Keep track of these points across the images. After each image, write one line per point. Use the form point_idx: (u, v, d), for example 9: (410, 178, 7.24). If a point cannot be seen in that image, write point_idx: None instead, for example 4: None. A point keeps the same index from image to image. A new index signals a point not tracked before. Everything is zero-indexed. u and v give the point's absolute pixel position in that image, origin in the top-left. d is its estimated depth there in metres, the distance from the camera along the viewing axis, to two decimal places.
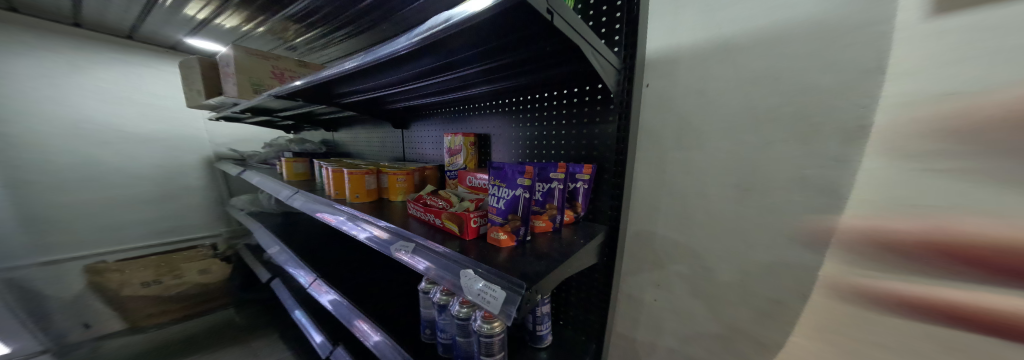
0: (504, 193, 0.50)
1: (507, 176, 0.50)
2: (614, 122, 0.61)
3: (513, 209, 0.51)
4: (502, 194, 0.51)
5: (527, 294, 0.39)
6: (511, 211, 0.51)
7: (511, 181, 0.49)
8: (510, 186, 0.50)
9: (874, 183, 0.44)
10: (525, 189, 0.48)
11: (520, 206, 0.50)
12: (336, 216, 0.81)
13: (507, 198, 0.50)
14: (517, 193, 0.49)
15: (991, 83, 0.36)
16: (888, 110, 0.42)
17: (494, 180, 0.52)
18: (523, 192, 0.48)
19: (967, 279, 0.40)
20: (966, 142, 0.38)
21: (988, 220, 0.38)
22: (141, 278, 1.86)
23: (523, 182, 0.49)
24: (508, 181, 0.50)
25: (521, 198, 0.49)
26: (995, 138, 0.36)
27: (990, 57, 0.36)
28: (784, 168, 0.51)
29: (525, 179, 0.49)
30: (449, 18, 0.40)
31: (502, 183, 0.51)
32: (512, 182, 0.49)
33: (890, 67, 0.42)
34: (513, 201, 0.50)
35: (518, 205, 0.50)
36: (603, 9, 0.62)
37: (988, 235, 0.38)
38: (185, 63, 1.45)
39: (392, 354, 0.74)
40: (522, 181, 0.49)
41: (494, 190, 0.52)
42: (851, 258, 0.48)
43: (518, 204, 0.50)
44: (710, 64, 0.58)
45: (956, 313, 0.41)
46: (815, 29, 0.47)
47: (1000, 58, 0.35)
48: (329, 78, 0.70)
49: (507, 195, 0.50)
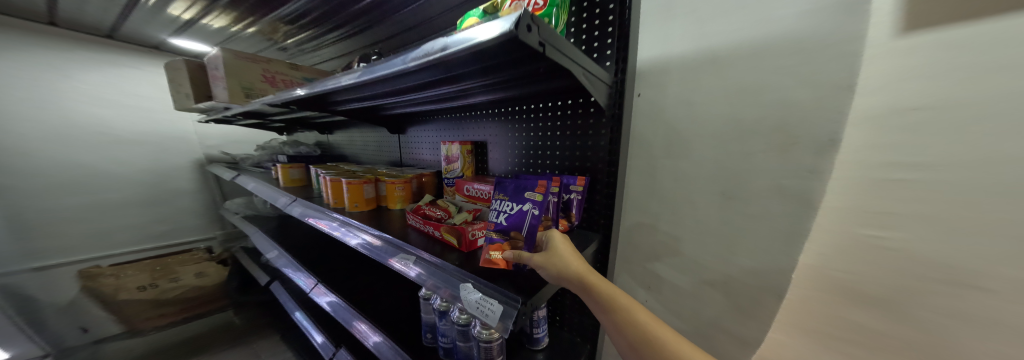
0: (507, 207, 0.54)
1: (518, 191, 0.53)
2: (606, 135, 0.64)
3: (517, 226, 0.51)
4: (508, 207, 0.54)
5: (522, 308, 0.43)
6: (515, 227, 0.51)
7: (523, 195, 0.52)
8: (517, 200, 0.52)
9: (844, 192, 0.47)
10: (536, 204, 0.49)
11: (526, 222, 0.50)
12: (329, 222, 0.83)
13: (513, 212, 0.53)
14: (524, 207, 0.51)
15: (948, 100, 0.39)
16: (857, 126, 0.45)
17: (500, 194, 0.56)
18: (533, 208, 0.50)
19: (927, 280, 0.44)
20: (926, 154, 0.42)
21: (941, 226, 0.42)
22: (135, 282, 1.71)
23: (534, 195, 0.50)
24: (517, 194, 0.53)
25: (528, 213, 0.50)
26: (950, 149, 0.40)
27: (952, 75, 0.39)
28: (763, 178, 0.54)
29: (537, 194, 0.50)
30: (446, 46, 0.42)
31: (510, 196, 0.54)
32: (522, 196, 0.52)
33: (860, 85, 0.45)
34: (518, 216, 0.52)
35: (524, 222, 0.51)
36: (595, 23, 0.63)
37: (946, 239, 0.42)
38: (171, 65, 1.41)
39: (391, 354, 0.78)
40: (533, 194, 0.50)
41: (501, 202, 0.55)
42: (826, 261, 0.51)
43: (524, 219, 0.51)
44: (698, 76, 0.60)
45: (918, 308, 0.45)
46: (797, 45, 0.49)
47: (959, 78, 0.39)
48: (326, 90, 0.71)
49: (513, 209, 0.53)
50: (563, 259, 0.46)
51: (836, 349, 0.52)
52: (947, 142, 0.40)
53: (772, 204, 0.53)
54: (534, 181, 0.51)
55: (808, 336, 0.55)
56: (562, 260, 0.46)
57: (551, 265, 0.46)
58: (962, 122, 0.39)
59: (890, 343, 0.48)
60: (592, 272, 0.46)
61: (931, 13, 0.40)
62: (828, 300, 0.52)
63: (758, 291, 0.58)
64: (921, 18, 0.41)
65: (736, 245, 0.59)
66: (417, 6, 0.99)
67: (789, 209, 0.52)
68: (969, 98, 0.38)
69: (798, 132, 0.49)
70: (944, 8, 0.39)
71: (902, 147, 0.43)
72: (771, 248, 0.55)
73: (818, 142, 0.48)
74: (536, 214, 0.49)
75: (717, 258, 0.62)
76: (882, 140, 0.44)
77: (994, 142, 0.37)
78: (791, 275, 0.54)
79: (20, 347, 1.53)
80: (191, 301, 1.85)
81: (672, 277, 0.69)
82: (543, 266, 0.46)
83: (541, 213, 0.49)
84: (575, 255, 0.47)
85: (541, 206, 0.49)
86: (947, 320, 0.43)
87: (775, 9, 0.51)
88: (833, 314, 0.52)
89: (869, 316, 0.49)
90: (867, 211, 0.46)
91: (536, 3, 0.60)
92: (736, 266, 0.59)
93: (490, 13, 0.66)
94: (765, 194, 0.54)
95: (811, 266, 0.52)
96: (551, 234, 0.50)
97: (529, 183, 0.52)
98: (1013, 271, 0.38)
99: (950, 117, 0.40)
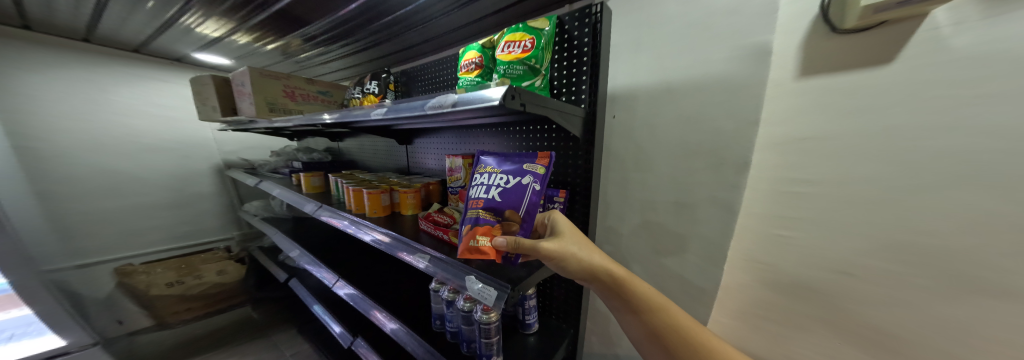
0: (506, 179, 0.63)
1: (520, 168, 0.63)
2: (582, 156, 0.77)
3: (517, 205, 0.60)
4: (507, 182, 0.63)
5: (511, 292, 0.57)
6: (514, 206, 0.60)
7: (526, 169, 0.62)
8: (519, 174, 0.62)
9: (761, 201, 0.62)
10: (538, 178, 0.60)
11: (525, 199, 0.59)
12: (339, 220, 1.03)
13: (512, 185, 0.62)
14: (525, 181, 0.61)
15: (823, 132, 0.53)
16: (764, 149, 0.60)
17: (497, 168, 0.66)
18: (534, 183, 0.60)
19: (821, 271, 0.57)
20: (812, 173, 0.55)
21: (825, 228, 0.55)
22: (163, 279, 1.85)
23: (536, 169, 0.61)
24: (518, 170, 0.63)
25: (528, 187, 0.60)
26: (828, 169, 0.54)
27: (827, 112, 0.52)
28: (702, 189, 0.67)
29: (539, 167, 0.61)
30: (453, 102, 0.58)
31: (510, 174, 0.63)
32: (523, 169, 0.62)
33: (765, 118, 0.59)
34: (519, 190, 0.60)
35: (525, 197, 0.60)
36: (573, 61, 0.76)
37: (828, 238, 0.55)
38: (199, 80, 1.54)
39: (407, 337, 0.92)
40: (535, 166, 0.62)
41: (499, 179, 0.64)
42: (750, 255, 0.65)
43: (523, 195, 0.60)
44: (656, 104, 0.73)
45: (815, 291, 0.58)
46: (725, 85, 0.62)
47: (830, 115, 0.52)
48: (356, 118, 0.86)
49: (513, 182, 0.62)
50: (582, 248, 0.57)
51: (761, 327, 0.66)
52: (824, 163, 0.54)
53: (711, 211, 0.67)
54: (536, 157, 0.63)
55: (742, 318, 0.68)
56: (568, 237, 0.59)
57: (572, 253, 0.56)
58: (833, 149, 0.53)
59: (798, 320, 0.61)
60: (604, 257, 0.58)
61: (822, 61, 0.52)
62: (755, 287, 0.66)
63: (702, 281, 0.71)
64: (813, 67, 0.53)
65: (687, 245, 0.72)
66: (425, 27, 1.11)
67: (722, 215, 0.65)
68: (836, 132, 0.52)
69: (726, 154, 0.63)
70: (830, 57, 0.52)
71: (796, 167, 0.57)
72: (712, 247, 0.68)
73: (739, 162, 0.61)
74: (536, 189, 0.59)
75: (673, 256, 0.74)
76: (779, 160, 0.58)
77: (851, 164, 0.51)
78: (727, 268, 0.68)
79: (76, 334, 1.70)
80: (212, 297, 2.00)
81: (639, 273, 0.81)
82: (563, 253, 0.55)
83: (541, 189, 0.59)
84: (588, 244, 0.60)
85: (542, 180, 0.60)
86: (836, 301, 0.56)
87: (712, 52, 0.63)
88: (759, 299, 0.66)
89: (783, 299, 0.62)
90: (777, 216, 0.60)
91: (525, 45, 0.73)
92: (687, 262, 0.72)
93: (488, 47, 0.84)
94: (705, 203, 0.67)
95: (740, 259, 0.67)
96: (561, 221, 0.63)
97: (531, 159, 0.63)
98: (875, 262, 0.52)
99: (825, 146, 0.53)
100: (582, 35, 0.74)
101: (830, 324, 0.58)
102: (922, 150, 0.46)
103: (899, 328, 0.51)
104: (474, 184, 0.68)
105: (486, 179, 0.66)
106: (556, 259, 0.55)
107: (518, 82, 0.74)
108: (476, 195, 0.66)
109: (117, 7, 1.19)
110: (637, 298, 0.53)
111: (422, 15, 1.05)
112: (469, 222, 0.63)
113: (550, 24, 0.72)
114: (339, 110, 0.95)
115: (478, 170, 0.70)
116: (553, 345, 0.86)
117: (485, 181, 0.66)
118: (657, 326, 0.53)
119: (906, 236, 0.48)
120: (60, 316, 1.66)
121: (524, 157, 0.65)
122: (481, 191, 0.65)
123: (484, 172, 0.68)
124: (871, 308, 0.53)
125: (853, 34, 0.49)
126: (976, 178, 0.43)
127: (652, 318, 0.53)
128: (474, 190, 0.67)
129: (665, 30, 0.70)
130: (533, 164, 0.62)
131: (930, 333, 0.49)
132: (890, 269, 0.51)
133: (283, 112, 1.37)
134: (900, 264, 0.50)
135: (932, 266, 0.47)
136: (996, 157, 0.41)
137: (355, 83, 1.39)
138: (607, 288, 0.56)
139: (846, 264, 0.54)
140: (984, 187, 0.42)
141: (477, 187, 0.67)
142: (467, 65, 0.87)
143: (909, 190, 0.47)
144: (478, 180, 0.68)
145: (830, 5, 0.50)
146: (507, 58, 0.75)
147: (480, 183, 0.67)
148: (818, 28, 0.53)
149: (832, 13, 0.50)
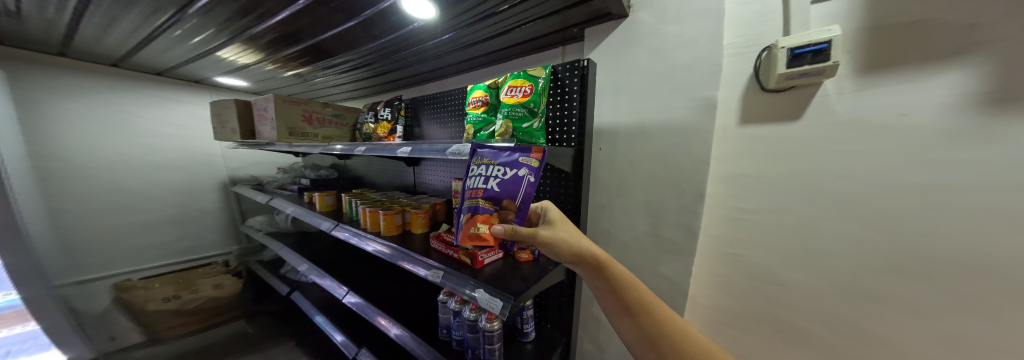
0: (505, 172, 0.69)
1: (515, 160, 0.69)
2: (573, 185, 0.90)
3: (513, 195, 0.69)
4: (504, 173, 0.69)
5: (513, 303, 0.67)
6: (511, 195, 0.69)
7: (520, 162, 0.69)
8: (515, 166, 0.69)
9: (717, 223, 0.78)
10: (532, 170, 0.68)
11: (521, 190, 0.68)
12: (347, 233, 1.17)
13: (508, 178, 0.69)
14: (521, 173, 0.68)
15: (754, 171, 0.71)
16: (716, 182, 0.76)
17: (489, 161, 0.71)
18: (529, 175, 0.68)
19: (760, 279, 0.73)
20: (749, 201, 0.72)
21: (759, 245, 0.72)
22: (161, 294, 1.93)
23: (530, 162, 0.69)
24: (514, 162, 0.69)
25: (524, 179, 0.68)
26: (762, 198, 0.71)
27: (760, 154, 0.70)
28: (670, 214, 0.81)
29: (534, 160, 0.69)
30: (459, 148, 0.77)
31: (507, 166, 0.69)
32: (519, 162, 0.69)
33: (717, 157, 0.75)
34: (516, 181, 0.68)
35: (520, 187, 0.68)
36: (564, 105, 0.91)
37: (761, 252, 0.72)
38: (222, 104, 1.65)
39: (413, 343, 1.01)
40: (529, 160, 0.69)
41: (496, 171, 0.70)
42: (709, 268, 0.80)
43: (520, 186, 0.68)
44: (634, 141, 0.86)
45: (757, 296, 0.74)
46: (688, 128, 0.76)
47: (762, 156, 0.69)
48: (382, 151, 1.00)
49: (510, 174, 0.69)
50: (571, 234, 0.67)
51: (721, 331, 0.79)
52: (757, 194, 0.71)
53: (678, 233, 0.80)
54: (530, 150, 0.69)
55: (707, 323, 0.81)
56: (560, 225, 0.69)
57: (560, 239, 0.65)
58: (763, 184, 0.70)
59: (746, 321, 0.75)
60: (593, 245, 0.66)
61: (755, 115, 0.70)
62: (714, 295, 0.80)
63: (673, 293, 0.83)
64: (749, 118, 0.71)
65: (661, 261, 0.84)
66: (434, 60, 1.27)
67: (688, 237, 0.79)
68: (765, 170, 0.69)
69: (688, 187, 0.77)
70: (759, 111, 0.69)
71: (738, 197, 0.74)
72: (681, 264, 0.81)
73: (697, 194, 0.76)
74: (531, 181, 0.68)
75: (651, 271, 0.86)
76: (727, 191, 0.75)
77: (776, 195, 0.69)
78: (691, 280, 0.82)
79: (76, 350, 1.72)
80: (207, 312, 1.98)
81: None
82: (551, 238, 0.65)
83: (536, 180, 0.69)
84: (578, 233, 0.69)
85: (536, 173, 0.68)
86: (770, 301, 0.72)
87: (676, 101, 0.78)
88: (718, 306, 0.79)
89: (735, 303, 0.77)
90: (728, 234, 0.76)
91: (525, 91, 0.88)
92: (662, 276, 0.84)
93: (494, 87, 0.99)
94: (672, 226, 0.81)
95: (701, 271, 0.81)
96: (552, 212, 0.74)
97: (526, 153, 0.69)
98: (790, 270, 0.69)
99: (757, 180, 0.71)
100: (571, 83, 0.89)
101: (768, 323, 0.73)
102: (817, 186, 0.64)
103: (812, 327, 0.68)
104: (469, 175, 0.70)
105: (482, 170, 0.71)
106: (546, 244, 0.65)
107: (520, 123, 0.88)
108: (474, 185, 0.70)
109: (158, 42, 1.31)
110: (619, 281, 0.61)
111: (432, 53, 1.20)
112: (467, 210, 0.70)
113: (546, 73, 0.86)
114: (369, 143, 1.08)
115: (472, 161, 0.71)
116: (548, 351, 0.96)
117: (482, 172, 0.71)
118: (631, 302, 0.60)
119: (814, 249, 0.66)
120: (64, 332, 1.73)
121: (519, 150, 0.71)
122: (479, 181, 0.70)
123: (479, 163, 0.71)
124: (797, 307, 0.69)
125: (775, 93, 0.67)
126: (854, 212, 0.61)
127: (627, 296, 0.60)
128: (471, 180, 0.70)
129: (640, 77, 0.85)
130: (527, 157, 0.69)
131: (833, 325, 0.65)
132: (805, 278, 0.67)
133: (300, 136, 1.48)
134: (812, 272, 0.66)
135: (833, 276, 0.64)
136: (858, 194, 0.60)
137: (370, 110, 1.53)
138: (592, 269, 0.64)
139: (774, 273, 0.71)
140: (856, 220, 0.61)
141: (473, 177, 0.70)
142: (474, 102, 1.01)
143: (813, 219, 0.65)
144: (472, 170, 0.71)
145: (760, 68, 0.68)
146: (510, 102, 0.90)
147: (477, 174, 0.71)
148: (753, 86, 0.70)
149: (760, 75, 0.68)
